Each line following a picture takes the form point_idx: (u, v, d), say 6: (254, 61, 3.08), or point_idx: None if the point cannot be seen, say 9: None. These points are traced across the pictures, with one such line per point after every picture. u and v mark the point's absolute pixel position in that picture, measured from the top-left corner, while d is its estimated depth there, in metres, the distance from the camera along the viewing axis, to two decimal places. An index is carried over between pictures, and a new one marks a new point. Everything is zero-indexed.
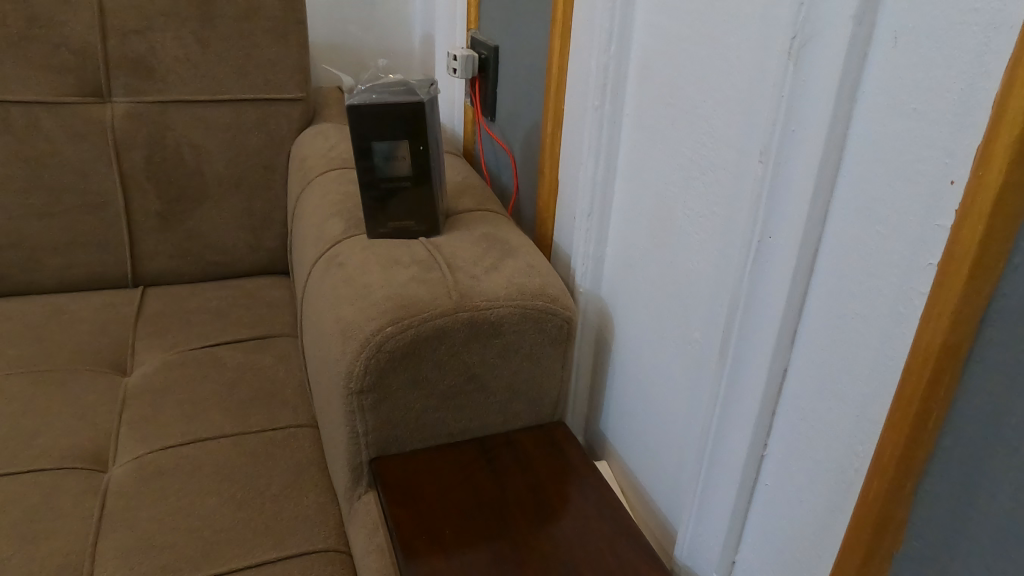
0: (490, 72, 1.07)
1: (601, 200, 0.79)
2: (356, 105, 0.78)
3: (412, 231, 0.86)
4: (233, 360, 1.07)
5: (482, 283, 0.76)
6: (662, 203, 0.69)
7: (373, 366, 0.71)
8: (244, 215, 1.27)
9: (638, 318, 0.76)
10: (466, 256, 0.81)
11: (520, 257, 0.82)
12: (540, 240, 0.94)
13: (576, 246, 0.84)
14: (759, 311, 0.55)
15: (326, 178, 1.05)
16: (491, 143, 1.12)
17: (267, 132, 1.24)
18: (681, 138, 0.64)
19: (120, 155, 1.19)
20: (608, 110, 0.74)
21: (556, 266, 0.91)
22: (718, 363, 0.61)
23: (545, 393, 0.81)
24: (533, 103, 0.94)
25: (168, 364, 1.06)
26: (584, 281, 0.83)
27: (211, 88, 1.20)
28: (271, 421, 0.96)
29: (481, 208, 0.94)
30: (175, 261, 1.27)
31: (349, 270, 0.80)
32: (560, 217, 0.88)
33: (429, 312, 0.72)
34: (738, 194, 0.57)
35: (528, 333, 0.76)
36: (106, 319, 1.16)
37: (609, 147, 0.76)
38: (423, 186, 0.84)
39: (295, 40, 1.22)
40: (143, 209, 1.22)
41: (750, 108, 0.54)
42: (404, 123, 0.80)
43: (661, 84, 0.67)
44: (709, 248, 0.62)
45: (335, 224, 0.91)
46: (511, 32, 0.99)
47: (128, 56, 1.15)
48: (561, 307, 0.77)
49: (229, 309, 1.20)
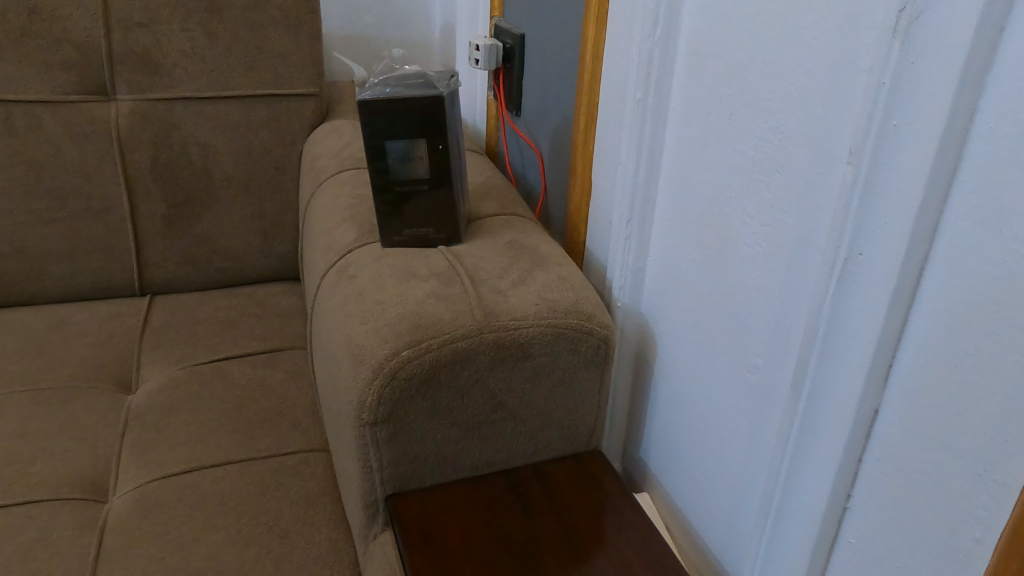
0: (515, 62, 0.98)
1: (643, 204, 0.69)
2: (367, 100, 0.70)
3: (430, 239, 0.77)
4: (243, 376, 1.00)
5: (509, 299, 0.68)
6: (716, 209, 0.60)
7: (387, 395, 0.63)
8: (255, 219, 1.20)
9: (687, 338, 0.66)
10: (490, 267, 0.73)
11: (550, 268, 0.73)
12: (572, 248, 0.85)
13: (613, 255, 0.74)
14: (844, 341, 0.46)
15: (338, 181, 0.97)
16: (516, 140, 1.03)
17: (279, 130, 1.17)
18: (742, 134, 0.55)
19: (125, 157, 1.12)
20: (652, 102, 0.65)
21: (590, 276, 0.82)
22: (790, 398, 0.52)
23: (580, 420, 0.72)
24: (563, 97, 0.85)
25: (174, 381, 0.99)
26: (622, 294, 0.74)
27: (219, 84, 1.12)
28: (280, 446, 0.89)
29: (506, 212, 0.85)
30: (184, 268, 1.20)
31: (361, 284, 0.72)
32: (594, 222, 0.79)
33: (449, 333, 0.64)
34: (816, 201, 0.48)
35: (561, 356, 0.67)
36: (112, 331, 1.10)
37: (652, 144, 0.67)
38: (442, 189, 0.75)
39: (307, 31, 1.14)
40: (150, 214, 1.16)
41: (837, 99, 0.45)
42: (421, 120, 0.71)
43: (716, 70, 0.57)
44: (779, 263, 0.53)
45: (347, 231, 0.83)
46: (538, 18, 0.90)
47: (131, 51, 1.08)
48: (598, 325, 0.68)
49: (239, 320, 1.14)
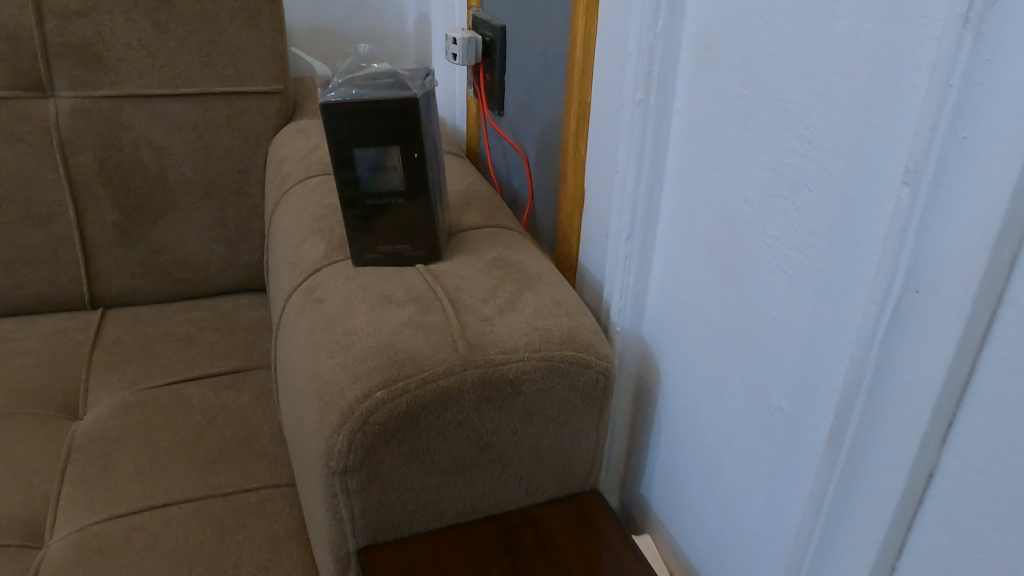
0: (496, 57, 0.90)
1: (644, 219, 0.62)
2: (331, 103, 0.62)
3: (407, 257, 0.70)
4: (202, 401, 0.91)
5: (496, 328, 0.60)
6: (730, 228, 0.52)
7: (359, 441, 0.55)
8: (217, 226, 1.11)
9: (697, 370, 0.59)
10: (474, 289, 0.65)
11: (542, 289, 0.65)
12: (563, 262, 0.78)
13: (611, 275, 0.67)
14: (894, 394, 0.39)
15: (305, 188, 0.88)
16: (499, 141, 0.95)
17: (240, 130, 1.07)
18: (760, 145, 0.48)
19: (67, 159, 1.01)
20: (654, 105, 0.57)
21: (584, 294, 0.75)
22: (825, 453, 0.45)
23: (575, 459, 0.65)
24: (551, 96, 0.77)
25: (126, 407, 0.89)
26: (622, 317, 0.67)
27: (172, 80, 1.03)
28: (244, 481, 0.80)
29: (491, 224, 0.77)
30: (139, 280, 1.10)
31: (330, 310, 0.64)
32: (589, 236, 0.72)
33: (427, 371, 0.56)
34: (857, 228, 0.41)
35: (555, 392, 0.60)
36: (57, 350, 0.99)
37: (654, 152, 0.59)
38: (419, 201, 0.68)
39: (268, 22, 1.05)
40: (98, 222, 1.05)
41: (883, 108, 0.38)
42: (394, 125, 0.63)
43: (727, 68, 0.50)
44: (807, 296, 0.46)
45: (314, 247, 0.75)
46: (521, 8, 0.82)
47: (71, 43, 0.98)
48: (597, 357, 0.61)
49: (200, 336, 1.04)
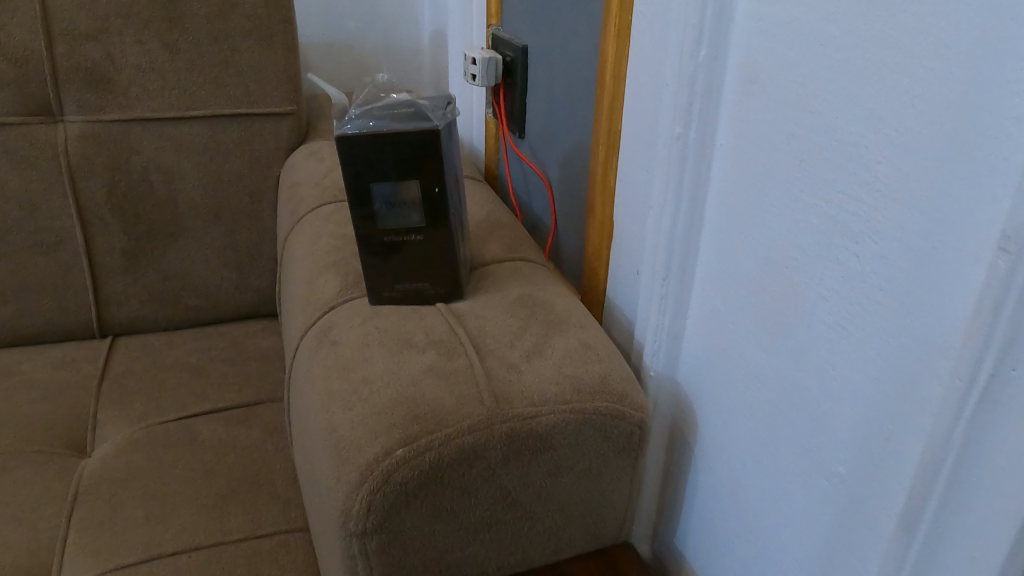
0: (518, 78, 0.86)
1: (681, 258, 0.58)
2: (347, 136, 0.58)
3: (426, 295, 0.66)
4: (213, 437, 0.87)
5: (524, 377, 0.56)
6: (779, 276, 0.48)
7: (378, 503, 0.51)
8: (228, 251, 1.08)
9: (739, 423, 0.55)
10: (498, 332, 0.61)
11: (570, 332, 0.61)
12: (589, 297, 0.74)
13: (644, 316, 0.63)
14: (982, 477, 0.34)
15: (319, 216, 0.85)
16: (520, 165, 0.91)
17: (252, 153, 1.04)
18: (817, 188, 0.43)
19: (76, 185, 0.99)
20: (694, 138, 0.53)
21: (613, 332, 0.71)
22: (897, 533, 0.40)
23: (607, 514, 0.61)
24: (576, 122, 0.74)
25: (135, 443, 0.86)
26: (655, 361, 0.63)
27: (182, 102, 1.00)
28: (255, 526, 0.76)
29: (514, 256, 0.73)
30: (148, 306, 1.07)
31: (345, 355, 0.61)
32: (619, 272, 0.68)
33: (452, 426, 0.52)
34: (936, 287, 0.36)
35: (587, 445, 0.56)
36: (65, 382, 0.96)
37: (694, 188, 0.55)
38: (439, 237, 0.64)
39: (281, 41, 1.01)
40: (107, 248, 1.03)
41: (972, 157, 0.33)
42: (413, 159, 0.59)
43: (780, 104, 0.45)
44: (872, 356, 0.41)
45: (329, 283, 0.71)
46: (544, 28, 0.78)
47: (80, 65, 0.95)
48: (632, 408, 0.56)
49: (211, 366, 1.01)
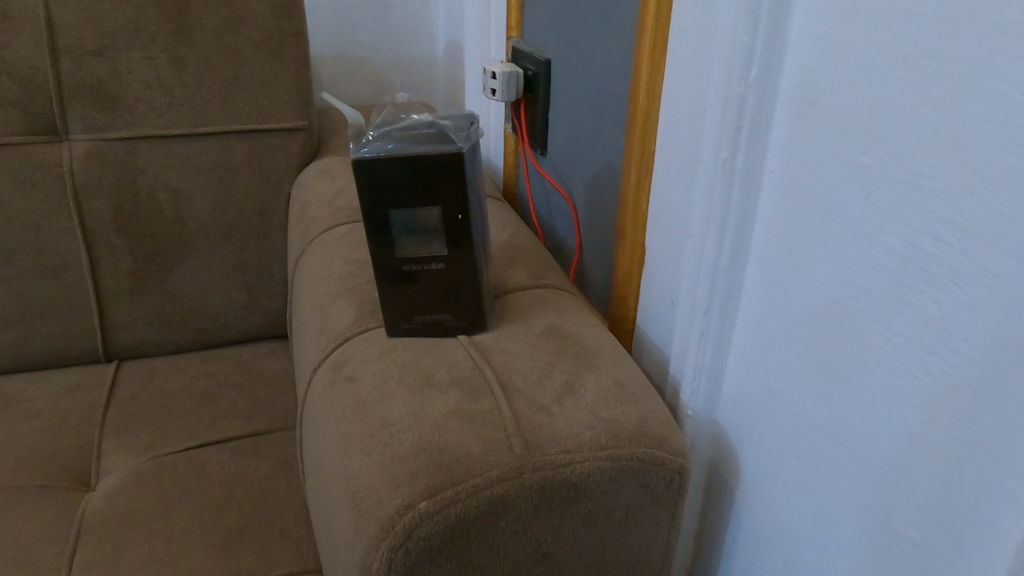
0: (540, 93, 0.82)
1: (724, 291, 0.53)
2: (365, 160, 0.54)
3: (447, 327, 0.62)
4: (222, 469, 0.84)
5: (556, 420, 0.52)
6: (839, 317, 0.44)
7: (400, 562, 0.46)
8: (237, 271, 1.04)
9: (789, 471, 0.50)
10: (526, 369, 0.57)
11: (603, 369, 0.57)
12: (618, 325, 0.70)
13: (682, 351, 0.58)
14: None
15: (331, 239, 0.81)
16: (541, 183, 0.87)
17: (262, 170, 1.01)
18: (886, 224, 0.39)
19: (81, 206, 0.95)
20: (742, 165, 0.49)
21: (646, 365, 0.66)
22: None
23: (642, 565, 0.56)
24: (605, 141, 0.70)
25: (141, 477, 0.82)
26: (694, 401, 0.58)
27: (190, 119, 0.96)
28: (266, 567, 0.72)
29: (539, 283, 0.70)
30: (155, 330, 1.03)
31: (362, 393, 0.57)
32: (653, 301, 0.64)
33: (479, 476, 0.48)
34: None
35: (624, 493, 0.52)
36: (69, 410, 0.93)
37: (739, 217, 0.51)
38: (460, 266, 0.60)
39: (292, 54, 0.98)
40: (113, 270, 0.99)
41: None
42: (435, 184, 0.55)
43: (842, 130, 0.41)
44: (951, 413, 0.37)
45: (343, 312, 0.67)
46: (570, 41, 0.74)
47: (85, 83, 0.92)
48: (672, 453, 0.52)
49: (220, 392, 0.97)
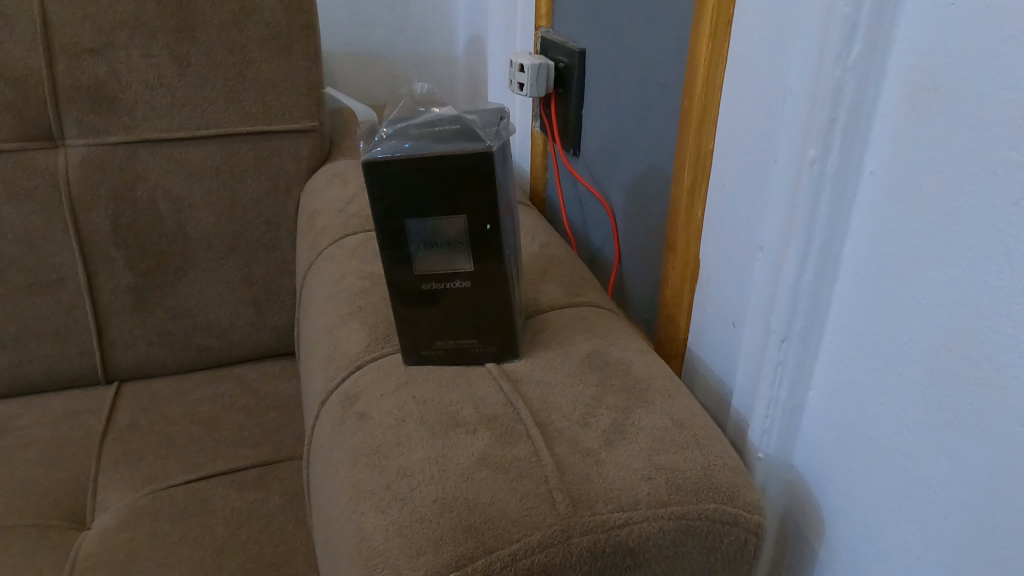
0: (573, 87, 0.74)
1: (807, 317, 0.44)
2: (377, 161, 0.46)
3: (473, 354, 0.54)
4: (225, 504, 0.76)
5: (606, 470, 0.43)
6: (968, 353, 0.35)
7: None
8: (243, 285, 0.97)
9: (891, 536, 0.41)
10: (567, 405, 0.49)
11: (658, 405, 0.49)
12: (668, 348, 0.62)
13: (752, 384, 0.50)
14: None
15: (341, 251, 0.73)
16: (574, 186, 0.79)
17: (271, 177, 0.94)
18: None
19: (77, 217, 0.89)
20: (835, 164, 0.40)
21: (703, 395, 0.58)
22: None
23: None
24: (650, 139, 0.61)
25: (137, 515, 0.75)
26: (766, 443, 0.49)
27: (193, 122, 0.89)
28: None
29: (576, 300, 0.61)
30: (158, 349, 0.97)
31: (377, 434, 0.48)
32: (711, 322, 0.55)
33: (516, 542, 0.39)
34: None
35: (689, 559, 0.43)
36: (65, 438, 0.86)
37: (829, 227, 0.42)
38: (489, 285, 0.51)
39: (302, 51, 0.91)
40: (112, 285, 0.92)
41: None
42: (459, 189, 0.47)
43: (982, 117, 0.32)
44: None
45: (355, 334, 0.59)
46: (609, 27, 0.66)
47: (81, 84, 0.85)
48: (746, 511, 0.43)
49: (226, 416, 0.90)
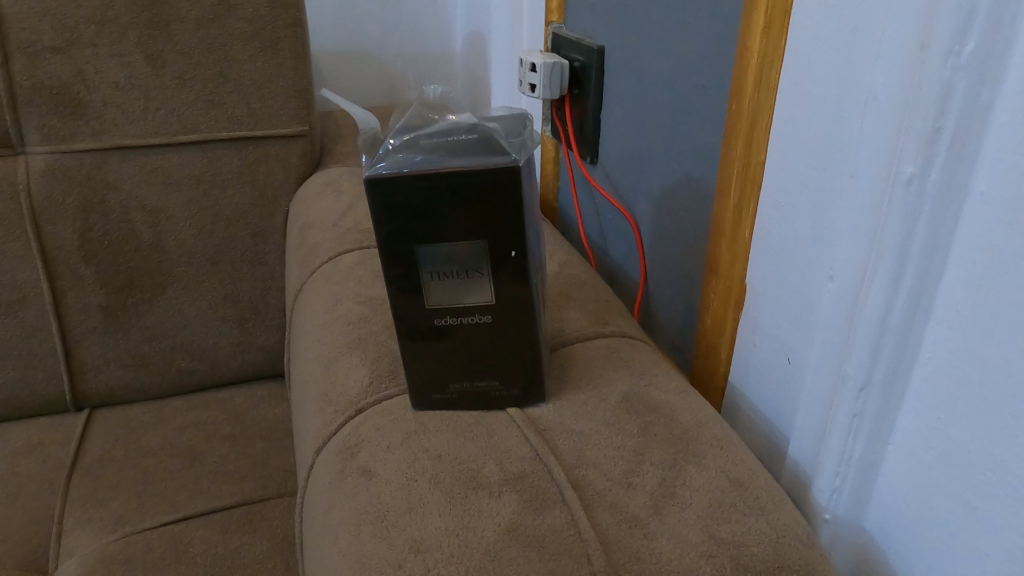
0: (591, 88, 0.67)
1: (892, 362, 0.38)
2: (382, 178, 0.39)
3: (493, 397, 0.47)
4: (208, 550, 0.69)
5: (659, 546, 0.37)
6: None
7: None
8: (228, 303, 0.90)
9: None
10: (605, 461, 0.42)
11: (711, 459, 0.42)
12: (709, 382, 0.55)
13: (819, 435, 0.43)
14: None
15: (336, 270, 0.66)
16: (592, 198, 0.72)
17: (256, 185, 0.86)
18: None
19: (41, 231, 0.81)
20: (935, 184, 0.33)
21: (753, 439, 0.51)
22: None
23: None
24: (686, 148, 0.55)
25: (107, 564, 0.67)
26: (835, 502, 0.43)
27: (170, 126, 0.82)
28: None
29: (603, 330, 0.54)
30: (133, 373, 0.89)
31: (383, 497, 0.41)
32: (763, 356, 0.48)
33: None
34: None
35: None
36: (29, 473, 0.78)
37: (924, 259, 0.35)
38: (512, 319, 0.44)
39: (289, 48, 0.83)
40: (80, 304, 0.84)
41: None
42: (479, 210, 0.40)
43: None
44: None
45: (354, 371, 0.52)
46: (635, 21, 0.59)
47: (43, 85, 0.77)
48: None
49: (208, 446, 0.83)
